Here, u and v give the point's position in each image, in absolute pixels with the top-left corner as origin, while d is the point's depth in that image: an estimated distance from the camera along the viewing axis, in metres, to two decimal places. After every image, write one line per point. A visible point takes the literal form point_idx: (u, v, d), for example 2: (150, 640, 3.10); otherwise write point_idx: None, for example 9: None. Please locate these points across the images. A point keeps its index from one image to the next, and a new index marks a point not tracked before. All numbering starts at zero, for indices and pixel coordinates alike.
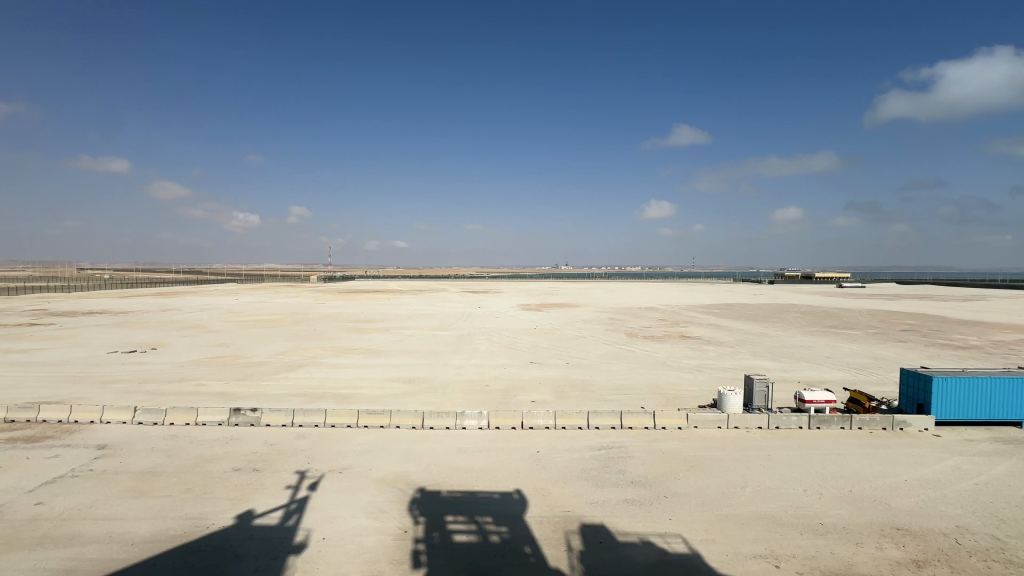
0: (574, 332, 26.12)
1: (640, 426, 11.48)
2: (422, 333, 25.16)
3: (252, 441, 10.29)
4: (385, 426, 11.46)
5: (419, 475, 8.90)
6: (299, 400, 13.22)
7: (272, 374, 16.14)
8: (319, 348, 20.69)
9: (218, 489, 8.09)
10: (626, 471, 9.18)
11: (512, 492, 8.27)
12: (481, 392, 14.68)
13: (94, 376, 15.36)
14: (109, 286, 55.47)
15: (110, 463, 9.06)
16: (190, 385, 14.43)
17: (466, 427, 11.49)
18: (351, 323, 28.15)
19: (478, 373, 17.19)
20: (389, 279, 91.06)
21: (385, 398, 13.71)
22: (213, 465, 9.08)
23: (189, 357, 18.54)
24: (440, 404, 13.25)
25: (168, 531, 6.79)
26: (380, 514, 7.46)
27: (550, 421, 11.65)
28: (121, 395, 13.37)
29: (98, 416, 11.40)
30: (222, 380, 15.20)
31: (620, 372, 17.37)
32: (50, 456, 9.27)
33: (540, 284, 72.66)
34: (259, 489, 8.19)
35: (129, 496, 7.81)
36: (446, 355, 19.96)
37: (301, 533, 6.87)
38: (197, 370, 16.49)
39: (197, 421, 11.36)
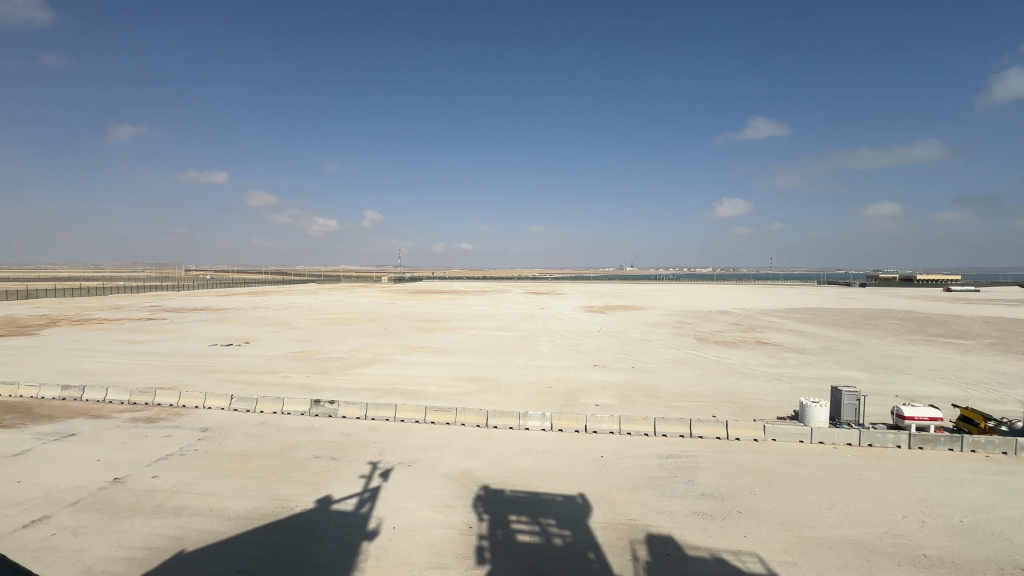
0: (640, 336, 25.36)
1: (711, 436, 10.92)
2: (487, 333, 25.58)
3: (331, 431, 11.03)
4: (451, 423, 11.81)
5: (483, 472, 9.08)
6: (371, 395, 13.97)
7: (347, 368, 17.20)
8: (389, 346, 21.71)
9: (301, 474, 8.76)
10: (696, 482, 8.77)
11: (576, 496, 8.19)
12: (543, 393, 14.71)
13: (198, 366, 17.19)
14: (209, 286, 61.81)
15: (211, 445, 10.10)
16: (277, 377, 15.73)
17: (529, 428, 11.55)
18: (418, 322, 29.23)
19: (541, 374, 17.20)
20: (454, 280, 93.67)
21: (451, 396, 14.13)
22: (297, 451, 9.85)
23: (276, 351, 20.22)
24: (503, 404, 13.43)
25: (258, 509, 7.46)
26: (446, 508, 7.70)
27: (614, 426, 11.41)
28: (219, 383, 14.87)
29: (202, 402, 12.76)
30: (304, 373, 16.42)
31: (689, 378, 16.62)
32: (163, 436, 10.51)
33: (604, 286, 71.41)
34: (337, 476, 8.76)
35: (226, 474, 8.68)
36: (509, 355, 20.16)
37: (373, 521, 7.26)
38: (282, 363, 17.93)
39: (282, 410, 12.38)
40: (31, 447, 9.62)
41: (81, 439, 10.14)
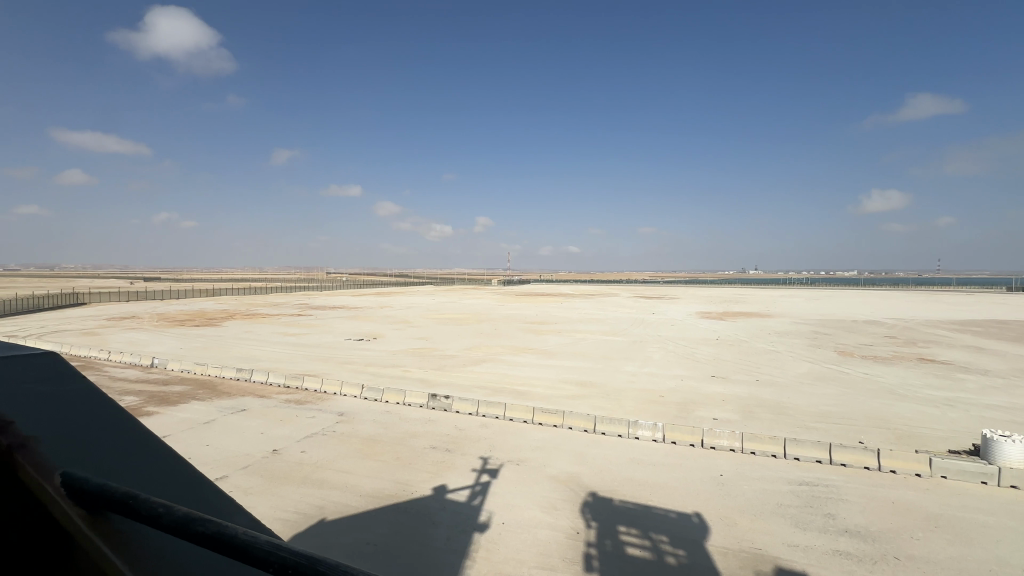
0: (767, 346, 22.90)
1: (857, 465, 9.47)
2: (594, 338, 25.16)
3: (446, 425, 11.74)
4: (558, 426, 11.84)
5: (591, 479, 8.95)
6: (482, 393, 14.58)
7: (460, 366, 18.17)
8: (500, 346, 22.45)
9: (420, 462, 9.47)
10: (838, 517, 7.66)
11: (691, 515, 7.68)
12: (655, 402, 14.04)
13: (336, 357, 19.52)
14: (345, 287, 69.88)
15: (346, 428, 11.39)
16: (400, 371, 17.21)
17: (640, 437, 11.11)
18: (527, 325, 29.76)
19: (652, 382, 16.45)
20: (561, 282, 93.96)
21: (558, 398, 14.17)
22: (416, 440, 10.67)
23: (398, 347, 22.12)
24: (612, 411, 13.09)
25: (384, 490, 8.24)
26: (554, 510, 7.74)
27: (735, 443, 10.47)
28: (352, 373, 16.72)
29: (339, 389, 14.47)
30: (423, 369, 17.71)
31: (829, 397, 14.59)
32: (310, 416, 12.12)
33: (723, 291, 66.14)
34: (451, 467, 9.31)
35: (358, 455, 9.72)
36: (618, 361, 19.61)
37: (484, 514, 7.57)
38: (404, 358, 19.58)
39: (404, 401, 13.51)
40: (215, 418, 11.75)
41: (250, 414, 12.13)
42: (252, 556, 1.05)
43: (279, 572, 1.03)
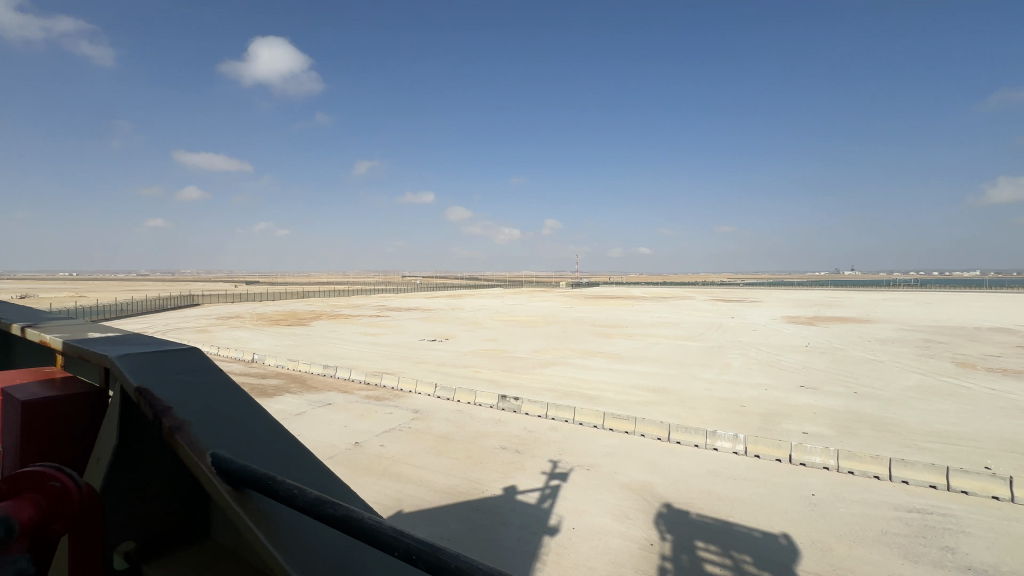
0: (866, 355, 20.70)
1: (981, 494, 8.28)
2: (667, 342, 24.19)
3: (516, 426, 11.86)
4: (630, 432, 11.53)
5: (665, 489, 8.61)
6: (552, 395, 14.55)
7: (529, 368, 18.27)
8: (568, 349, 22.31)
9: (490, 461, 9.65)
10: (957, 551, 6.73)
11: (779, 536, 7.12)
12: (735, 412, 13.22)
13: (411, 356, 20.47)
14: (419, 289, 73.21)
15: (421, 424, 11.88)
16: (470, 371, 17.69)
17: (719, 449, 10.51)
18: (596, 328, 29.30)
19: (731, 390, 15.51)
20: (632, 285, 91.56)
21: (629, 404, 13.80)
22: (487, 440, 10.88)
23: (469, 348, 22.73)
24: (687, 419, 12.50)
25: (457, 487, 8.49)
26: (626, 519, 7.54)
27: (829, 461, 9.57)
28: (426, 372, 17.43)
29: (414, 387, 15.16)
30: (492, 370, 18.04)
31: (944, 414, 12.90)
32: (388, 412, 12.80)
33: (813, 294, 60.83)
34: (521, 468, 9.38)
35: (432, 451, 10.11)
36: (693, 367, 18.72)
37: (555, 517, 7.54)
38: (475, 359, 20.09)
39: (475, 401, 13.85)
40: (306, 410, 12.79)
41: (335, 407, 13.07)
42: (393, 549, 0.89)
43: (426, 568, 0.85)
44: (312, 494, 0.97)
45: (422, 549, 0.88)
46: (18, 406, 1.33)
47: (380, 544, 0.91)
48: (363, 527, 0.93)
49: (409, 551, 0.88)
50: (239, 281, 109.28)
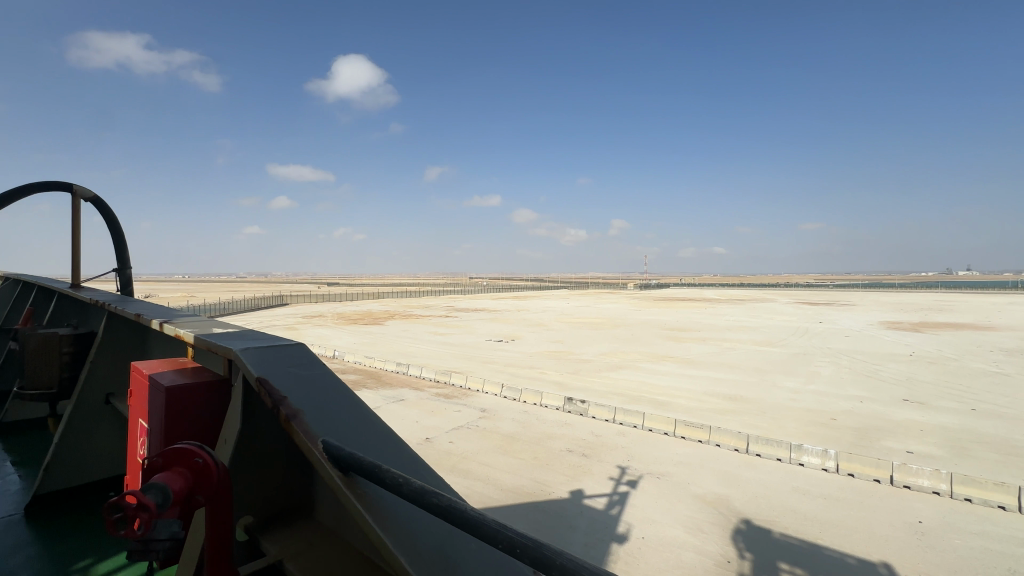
0: (987, 367, 18.10)
1: None
2: (745, 348, 22.69)
3: (582, 429, 11.72)
4: (704, 441, 10.97)
5: (744, 504, 8.10)
6: (619, 400, 14.19)
7: (595, 371, 17.98)
8: (636, 353, 21.65)
9: (557, 463, 9.60)
10: None
11: (877, 565, 6.43)
12: (823, 425, 12.12)
13: (478, 356, 20.93)
14: (486, 290, 74.84)
15: (488, 423, 12.09)
16: (536, 372, 17.75)
17: (805, 464, 9.70)
18: (666, 331, 28.14)
19: (819, 401, 14.26)
20: (705, 287, 87.14)
21: (703, 412, 13.14)
22: (554, 442, 10.85)
23: (534, 349, 22.81)
24: (768, 431, 11.66)
25: (523, 487, 8.54)
26: (700, 532, 7.19)
27: (940, 485, 8.49)
28: (492, 372, 17.73)
29: (481, 386, 15.49)
30: (558, 372, 17.95)
31: None
32: (456, 410, 13.17)
33: (918, 296, 54.35)
34: (588, 472, 9.25)
35: (499, 450, 10.25)
36: (775, 375, 17.45)
37: (623, 525, 7.35)
38: (540, 360, 20.12)
39: (541, 402, 13.88)
40: (381, 405, 13.50)
41: (407, 403, 13.67)
42: (496, 541, 0.90)
43: (530, 563, 0.86)
44: (416, 484, 1.01)
45: (526, 544, 0.88)
46: (164, 391, 1.52)
47: (483, 535, 0.93)
48: (465, 517, 0.95)
49: (513, 545, 0.88)
50: (321, 283, 117.48)
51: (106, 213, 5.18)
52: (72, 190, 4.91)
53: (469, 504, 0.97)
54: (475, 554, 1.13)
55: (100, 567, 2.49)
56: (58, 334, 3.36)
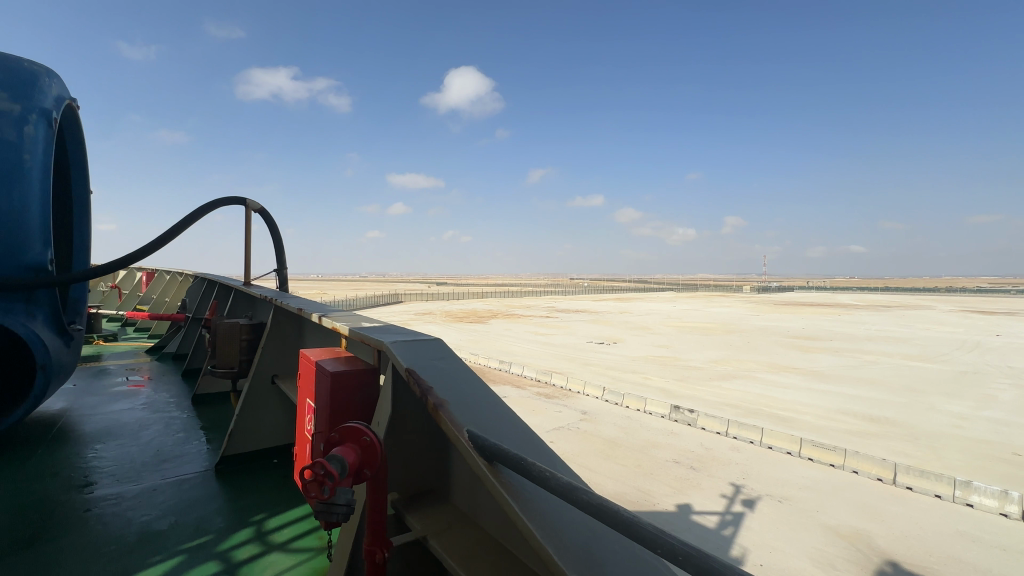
0: None
1: None
2: (892, 363, 19.50)
3: (690, 441, 11.04)
4: (837, 466, 9.68)
5: (889, 543, 6.99)
6: (733, 412, 13.09)
7: (706, 380, 16.81)
8: (754, 362, 19.76)
9: (662, 474, 9.15)
10: None
11: None
12: (1001, 461, 9.99)
13: (579, 358, 20.78)
14: (587, 292, 74.21)
15: (590, 426, 11.94)
16: (640, 377, 17.11)
17: (974, 505, 8.09)
18: (789, 340, 25.30)
19: (994, 432, 11.79)
20: (838, 291, 76.97)
21: (836, 433, 11.60)
22: (659, 451, 10.36)
23: (638, 353, 22.01)
24: (923, 461, 9.92)
25: (626, 495, 8.28)
26: (832, 569, 6.36)
27: None
28: (593, 375, 17.48)
29: (582, 388, 15.36)
30: (664, 378, 17.08)
31: None
32: (557, 410, 13.21)
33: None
34: (697, 486, 8.68)
35: (600, 455, 10.06)
36: (931, 396, 14.79)
37: (738, 549, 6.78)
38: (644, 365, 19.34)
39: (645, 409, 13.35)
40: None
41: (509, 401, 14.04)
42: (657, 547, 0.90)
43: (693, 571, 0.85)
44: (562, 479, 1.05)
45: (689, 553, 0.87)
46: (328, 376, 1.74)
47: (638, 538, 0.94)
48: (616, 516, 0.97)
49: (674, 551, 0.88)
50: (430, 282, 125.28)
51: (271, 223, 6.08)
52: (247, 204, 5.85)
53: (619, 504, 0.98)
54: (618, 550, 1.15)
55: (272, 521, 2.93)
56: (239, 324, 4.03)
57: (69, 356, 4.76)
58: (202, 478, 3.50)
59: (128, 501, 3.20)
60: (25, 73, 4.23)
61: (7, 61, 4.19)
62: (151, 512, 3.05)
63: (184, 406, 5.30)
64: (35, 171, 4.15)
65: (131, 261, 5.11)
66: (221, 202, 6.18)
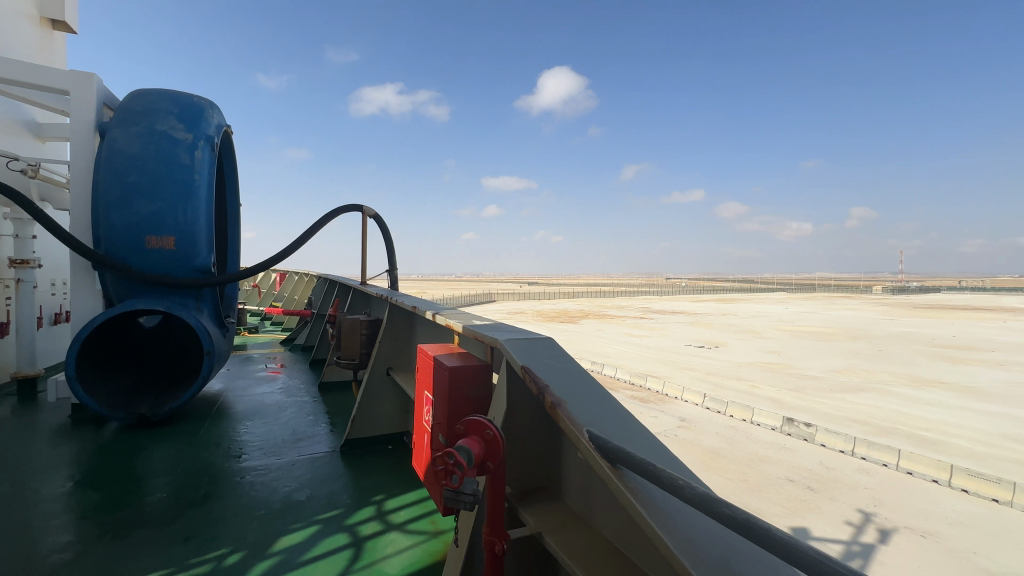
0: None
1: None
2: None
3: (807, 458, 9.93)
4: (1001, 502, 8.10)
5: None
6: (860, 429, 11.52)
7: (826, 391, 15.00)
8: (887, 373, 17.24)
9: (773, 492, 8.33)
10: None
11: None
12: None
13: (676, 361, 19.71)
14: (685, 292, 70.28)
15: (688, 434, 11.28)
16: (746, 385, 15.77)
17: None
18: (935, 349, 21.63)
19: None
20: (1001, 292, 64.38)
21: (1000, 462, 9.68)
22: (768, 467, 9.46)
23: (743, 358, 20.32)
24: None
25: None
26: None
27: None
28: (692, 380, 16.49)
29: (680, 394, 14.56)
30: (775, 387, 15.57)
31: None
32: (652, 415, 12.68)
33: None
34: (815, 509, 7.78)
35: (700, 466, 9.45)
36: None
37: None
38: (751, 372, 17.78)
39: (753, 420, 12.26)
40: None
41: None
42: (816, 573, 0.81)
43: None
44: (698, 489, 1.00)
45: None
46: (447, 370, 1.84)
47: (789, 559, 0.86)
48: (767, 535, 0.89)
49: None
50: (521, 282, 127.11)
51: (383, 228, 6.61)
52: (363, 211, 6.42)
53: (765, 520, 0.91)
54: (759, 570, 1.06)
55: (390, 502, 3.17)
56: (359, 320, 4.43)
57: (226, 345, 5.61)
58: (330, 457, 3.91)
59: (273, 472, 3.68)
60: (194, 106, 5.08)
61: (184, 100, 5.06)
62: (291, 483, 3.48)
63: (312, 392, 5.97)
64: (202, 187, 4.92)
65: (272, 264, 5.88)
66: (342, 211, 6.86)
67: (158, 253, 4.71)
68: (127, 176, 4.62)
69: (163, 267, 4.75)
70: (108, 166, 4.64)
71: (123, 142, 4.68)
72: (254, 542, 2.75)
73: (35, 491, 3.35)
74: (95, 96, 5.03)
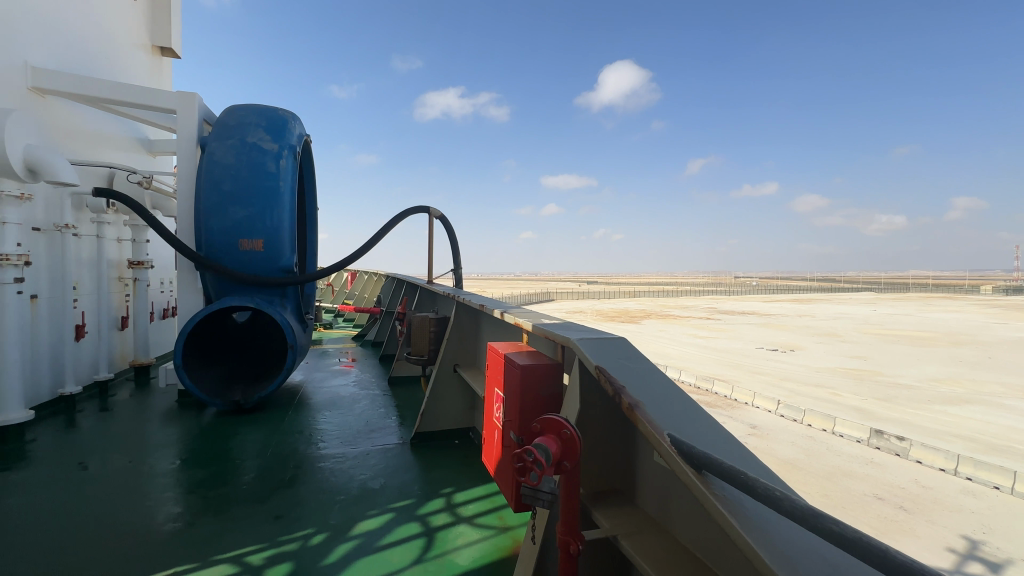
0: None
1: None
2: None
3: (900, 475, 9.00)
4: None
5: None
6: (965, 446, 10.26)
7: (922, 402, 13.50)
8: (998, 384, 15.23)
9: (859, 510, 7.63)
10: None
11: None
12: None
13: (746, 365, 18.60)
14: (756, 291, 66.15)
15: (760, 442, 10.61)
16: (826, 392, 14.56)
17: None
18: None
19: None
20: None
21: None
22: (853, 482, 8.69)
23: (823, 363, 18.78)
24: None
25: None
26: None
27: None
28: (764, 385, 15.49)
29: (751, 400, 13.72)
30: (860, 395, 14.26)
31: None
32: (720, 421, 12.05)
33: None
34: (910, 532, 7.04)
35: None
36: None
37: None
38: (832, 378, 16.38)
39: (834, 430, 11.30)
40: None
41: None
42: None
43: None
44: (797, 501, 0.93)
45: None
46: (519, 368, 1.86)
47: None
48: (883, 556, 0.81)
49: None
50: (581, 281, 125.61)
51: (448, 228, 6.80)
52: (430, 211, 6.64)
53: (873, 536, 0.84)
54: None
55: (458, 495, 3.27)
56: (428, 317, 4.59)
57: (306, 339, 6.02)
58: (400, 448, 4.09)
59: (350, 460, 3.91)
60: (278, 118, 5.48)
61: (269, 112, 5.49)
62: (366, 472, 3.68)
63: (382, 386, 6.27)
64: (286, 192, 5.31)
65: (347, 264, 6.23)
66: (410, 212, 7.13)
67: (249, 255, 5.15)
68: (224, 184, 5.09)
69: (253, 267, 5.19)
70: (207, 176, 5.13)
71: (220, 154, 5.16)
72: (336, 524, 2.94)
73: (150, 466, 3.79)
74: (197, 113, 5.58)
